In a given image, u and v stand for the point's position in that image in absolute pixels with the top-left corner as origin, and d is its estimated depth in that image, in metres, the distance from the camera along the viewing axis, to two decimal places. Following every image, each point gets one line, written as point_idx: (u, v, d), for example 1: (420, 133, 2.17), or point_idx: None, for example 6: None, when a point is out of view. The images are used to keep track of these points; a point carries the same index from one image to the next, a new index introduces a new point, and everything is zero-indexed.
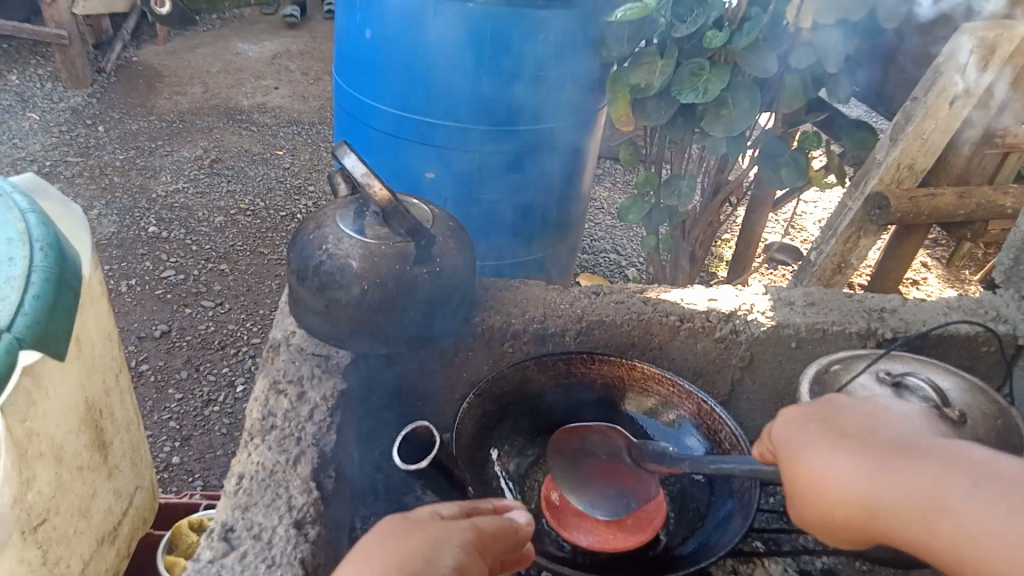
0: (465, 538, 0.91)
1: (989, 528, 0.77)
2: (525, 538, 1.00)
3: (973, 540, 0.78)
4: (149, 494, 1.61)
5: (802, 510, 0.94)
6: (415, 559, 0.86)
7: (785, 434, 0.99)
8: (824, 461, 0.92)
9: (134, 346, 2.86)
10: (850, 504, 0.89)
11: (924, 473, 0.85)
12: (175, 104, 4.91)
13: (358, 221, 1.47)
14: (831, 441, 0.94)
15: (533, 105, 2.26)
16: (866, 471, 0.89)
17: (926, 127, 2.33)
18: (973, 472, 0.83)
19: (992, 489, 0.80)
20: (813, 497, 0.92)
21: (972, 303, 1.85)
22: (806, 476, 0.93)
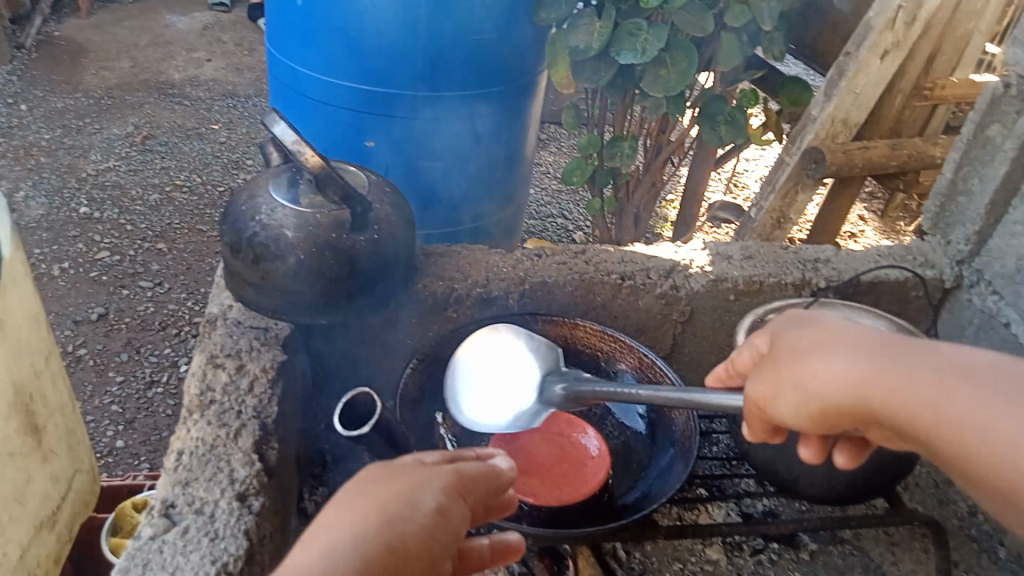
0: (448, 482, 0.91)
1: (987, 394, 0.77)
2: (508, 484, 1.00)
3: (969, 405, 0.78)
4: (89, 477, 1.58)
5: (790, 384, 0.93)
6: (397, 502, 0.84)
7: (790, 328, 1.00)
8: (827, 344, 0.93)
9: (71, 330, 2.77)
10: (845, 375, 0.88)
11: (926, 351, 0.86)
12: (102, 79, 4.72)
13: (292, 190, 1.44)
14: (835, 331, 0.95)
15: (472, 68, 2.23)
16: (869, 351, 0.89)
17: (858, 82, 2.38)
18: (973, 353, 0.84)
19: (994, 364, 0.80)
20: (810, 371, 0.91)
21: (901, 251, 1.91)
22: (805, 354, 0.93)
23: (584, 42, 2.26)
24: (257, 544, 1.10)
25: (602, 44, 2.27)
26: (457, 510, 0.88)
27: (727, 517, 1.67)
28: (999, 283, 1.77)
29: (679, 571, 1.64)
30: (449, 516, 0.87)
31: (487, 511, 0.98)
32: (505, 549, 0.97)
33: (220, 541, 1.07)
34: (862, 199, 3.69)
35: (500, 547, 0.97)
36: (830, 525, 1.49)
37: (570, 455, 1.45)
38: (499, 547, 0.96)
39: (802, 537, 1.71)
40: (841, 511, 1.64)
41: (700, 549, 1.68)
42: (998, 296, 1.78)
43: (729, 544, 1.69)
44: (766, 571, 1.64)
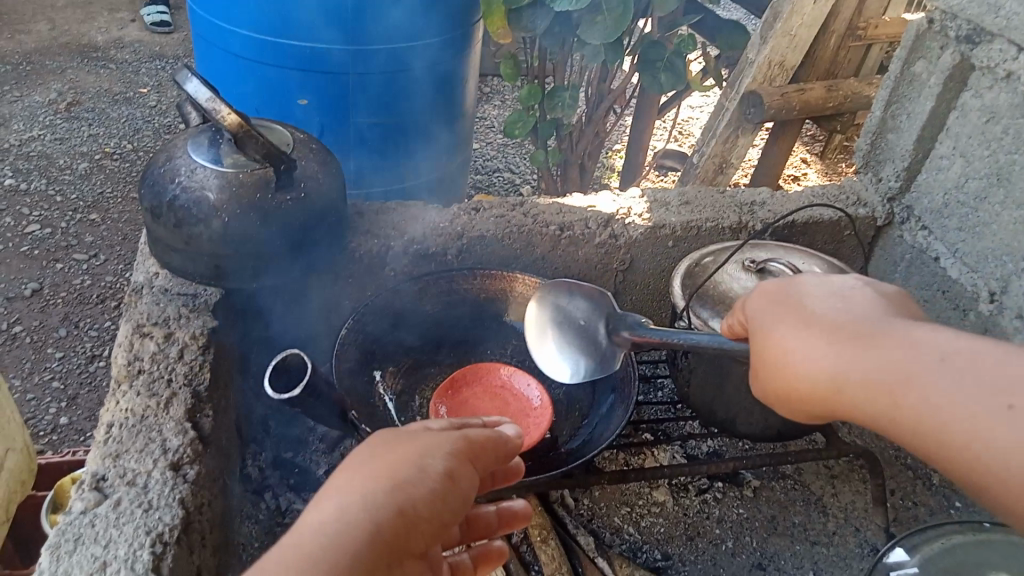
0: (457, 447, 0.89)
1: (959, 412, 0.73)
2: (517, 453, 0.97)
3: (943, 422, 0.75)
4: (23, 455, 1.53)
5: (769, 391, 0.91)
6: (406, 468, 0.82)
7: (758, 314, 0.95)
8: (794, 342, 0.88)
9: (3, 308, 2.67)
10: (817, 385, 0.85)
11: (896, 352, 0.80)
12: (19, 43, 4.48)
13: (213, 150, 1.38)
14: (801, 321, 0.89)
15: (406, 21, 2.16)
16: (835, 351, 0.84)
17: (793, 24, 2.37)
18: (945, 347, 0.78)
19: (968, 366, 0.75)
20: (786, 374, 0.88)
21: (835, 191, 1.94)
22: (776, 357, 0.89)
23: None
24: (193, 512, 1.09)
25: None
26: (465, 477, 0.86)
27: (672, 459, 1.70)
28: (928, 219, 1.81)
29: (627, 515, 1.67)
30: (457, 482, 0.85)
31: (495, 479, 1.03)
32: (512, 517, 1.02)
33: (154, 511, 1.05)
34: (803, 142, 3.74)
35: (507, 514, 1.02)
36: (770, 461, 1.52)
37: (518, 406, 1.47)
38: (506, 515, 1.02)
39: (746, 474, 1.76)
40: (781, 448, 1.69)
41: (648, 492, 1.71)
42: (926, 232, 1.82)
43: (675, 485, 1.73)
44: (712, 509, 1.69)
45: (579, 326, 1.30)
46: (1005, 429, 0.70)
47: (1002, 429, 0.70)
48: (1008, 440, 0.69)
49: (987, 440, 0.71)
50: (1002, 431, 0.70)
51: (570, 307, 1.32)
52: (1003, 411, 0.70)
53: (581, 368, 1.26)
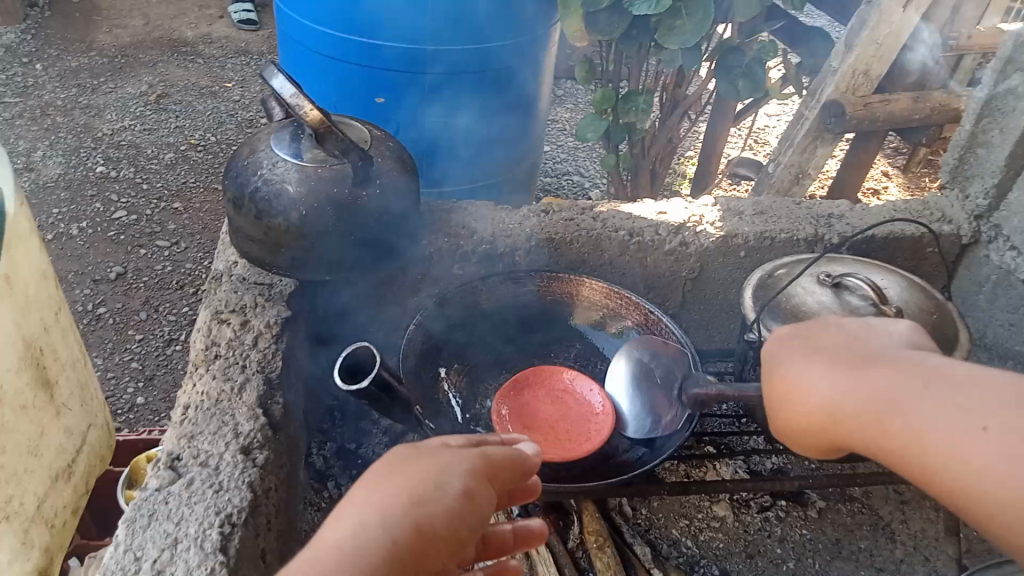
0: (475, 464, 0.90)
1: (940, 435, 0.80)
2: (535, 470, 0.98)
3: (927, 444, 0.81)
4: (103, 431, 1.61)
5: (778, 424, 0.99)
6: (423, 485, 0.84)
7: (771, 352, 1.04)
8: (798, 375, 0.97)
9: (90, 289, 2.80)
10: (817, 414, 0.93)
11: (888, 381, 0.88)
12: (116, 37, 4.70)
13: (294, 144, 1.43)
14: (808, 357, 0.98)
15: (481, 25, 2.18)
16: (833, 382, 0.93)
17: (881, 31, 2.29)
18: (930, 379, 0.86)
19: (949, 394, 0.82)
20: (791, 405, 0.96)
21: (918, 207, 1.88)
22: (782, 388, 0.98)
23: None
24: (261, 496, 1.12)
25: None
26: (484, 495, 0.87)
27: (735, 474, 1.67)
28: (1018, 239, 1.73)
29: (685, 527, 1.64)
30: (475, 499, 0.86)
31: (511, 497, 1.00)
32: (528, 535, 0.97)
33: (224, 492, 1.09)
34: (886, 154, 3.61)
35: (523, 533, 0.97)
36: (838, 482, 1.48)
37: (580, 411, 1.44)
38: (522, 533, 0.97)
39: (810, 494, 1.71)
40: (850, 469, 1.64)
41: (708, 506, 1.68)
42: (1015, 252, 1.74)
43: (736, 501, 1.69)
44: (774, 528, 1.65)
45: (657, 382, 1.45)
46: (977, 447, 0.76)
47: (977, 449, 0.76)
48: (981, 458, 0.76)
49: (963, 459, 0.77)
50: (975, 450, 0.76)
51: (652, 363, 1.47)
52: (976, 431, 0.77)
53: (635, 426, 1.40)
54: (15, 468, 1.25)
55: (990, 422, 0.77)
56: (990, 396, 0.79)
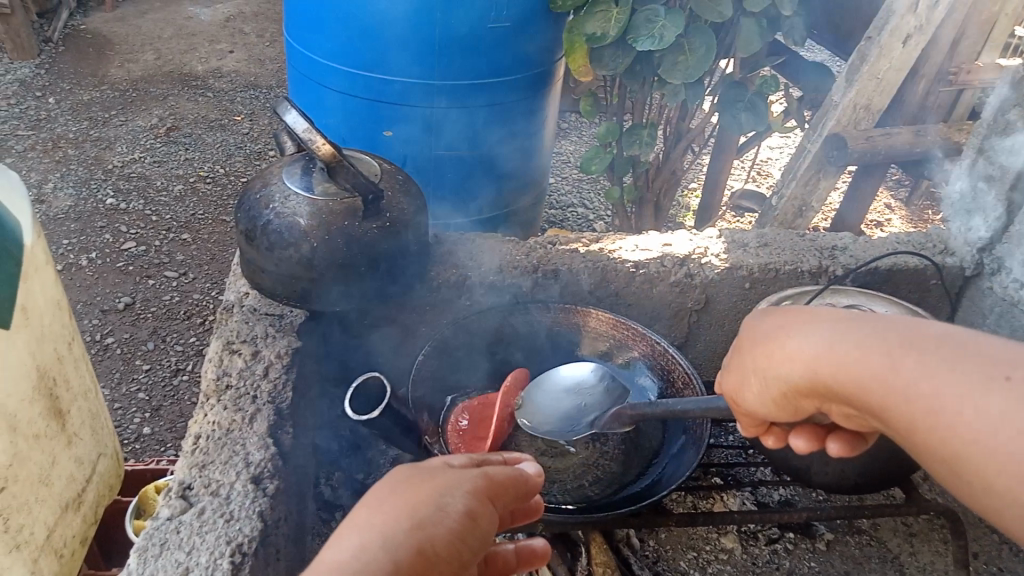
0: (476, 485, 0.90)
1: (954, 381, 0.75)
2: (535, 489, 0.98)
3: (937, 388, 0.76)
4: (113, 461, 1.62)
5: (759, 367, 0.93)
6: (425, 506, 0.84)
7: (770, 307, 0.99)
8: (798, 322, 0.91)
9: (98, 319, 2.83)
10: (812, 353, 0.87)
11: (897, 328, 0.83)
12: (127, 72, 4.78)
13: (306, 178, 1.46)
14: (812, 309, 0.93)
15: (494, 53, 2.22)
16: (838, 326, 0.87)
17: (880, 67, 2.34)
18: (943, 331, 0.81)
19: (966, 345, 0.77)
20: (782, 346, 0.90)
21: (921, 239, 1.89)
22: (777, 332, 0.92)
23: (601, 29, 2.26)
24: (271, 525, 1.13)
25: (619, 31, 2.25)
26: (486, 516, 0.87)
27: (742, 506, 1.67)
28: (1020, 271, 1.74)
29: (693, 560, 1.64)
30: (478, 520, 0.86)
31: (513, 517, 1.00)
32: (530, 555, 0.97)
33: (235, 522, 1.09)
34: (889, 187, 3.64)
35: (525, 553, 0.97)
36: (845, 513, 1.47)
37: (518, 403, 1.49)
38: (524, 554, 0.96)
39: (819, 527, 1.70)
40: (857, 501, 1.63)
41: (716, 538, 1.68)
42: (1018, 284, 1.75)
43: (744, 533, 1.69)
44: (782, 560, 1.64)
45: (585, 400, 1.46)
46: (999, 393, 0.71)
47: (995, 397, 0.72)
48: (999, 406, 0.71)
49: (979, 407, 0.72)
50: (995, 397, 0.71)
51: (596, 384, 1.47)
52: (995, 380, 0.72)
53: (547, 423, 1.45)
54: (26, 497, 1.26)
55: (1012, 373, 0.72)
56: (1014, 351, 0.74)
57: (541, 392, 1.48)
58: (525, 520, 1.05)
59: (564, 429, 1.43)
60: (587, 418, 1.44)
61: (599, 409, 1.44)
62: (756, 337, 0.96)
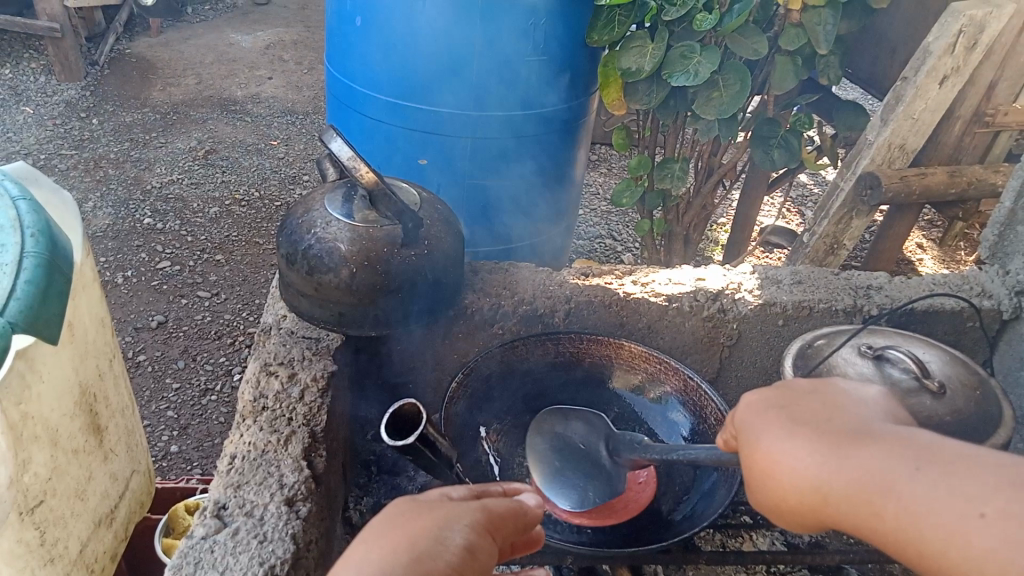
0: (476, 518, 0.90)
1: (939, 521, 0.75)
2: (535, 520, 0.99)
3: (924, 526, 0.76)
4: (145, 478, 1.63)
5: (759, 498, 0.91)
6: (423, 540, 0.84)
7: (748, 418, 0.95)
8: (781, 445, 0.88)
9: (132, 337, 2.87)
10: (803, 495, 0.85)
11: (876, 459, 0.82)
12: (169, 96, 4.90)
13: (347, 205, 1.49)
14: (791, 427, 0.89)
15: (523, 91, 2.25)
16: (821, 457, 0.85)
17: (916, 107, 2.32)
18: (922, 457, 0.80)
19: (945, 473, 0.77)
20: (772, 480, 0.88)
21: (957, 280, 1.88)
22: (765, 464, 0.89)
23: (636, 63, 2.27)
24: (304, 548, 1.13)
25: (654, 67, 2.27)
26: (486, 548, 0.88)
27: (772, 546, 1.65)
28: None
29: None
30: (476, 554, 0.86)
31: (514, 547, 1.00)
32: None
33: (268, 543, 1.10)
34: (921, 227, 3.61)
35: None
36: (878, 557, 1.46)
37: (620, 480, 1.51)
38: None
39: (849, 569, 1.67)
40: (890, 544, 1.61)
41: None
42: None
43: (773, 574, 1.66)
44: None
45: (577, 451, 1.44)
46: (978, 535, 0.72)
47: (976, 536, 0.72)
48: (984, 545, 0.71)
49: (965, 547, 0.72)
50: (976, 537, 0.72)
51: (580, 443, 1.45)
52: (970, 517, 0.73)
53: (591, 491, 1.38)
54: (63, 511, 1.27)
55: (987, 507, 0.72)
56: (991, 478, 0.74)
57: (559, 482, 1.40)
58: (526, 550, 1.04)
59: (608, 481, 1.38)
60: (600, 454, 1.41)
61: (595, 444, 1.43)
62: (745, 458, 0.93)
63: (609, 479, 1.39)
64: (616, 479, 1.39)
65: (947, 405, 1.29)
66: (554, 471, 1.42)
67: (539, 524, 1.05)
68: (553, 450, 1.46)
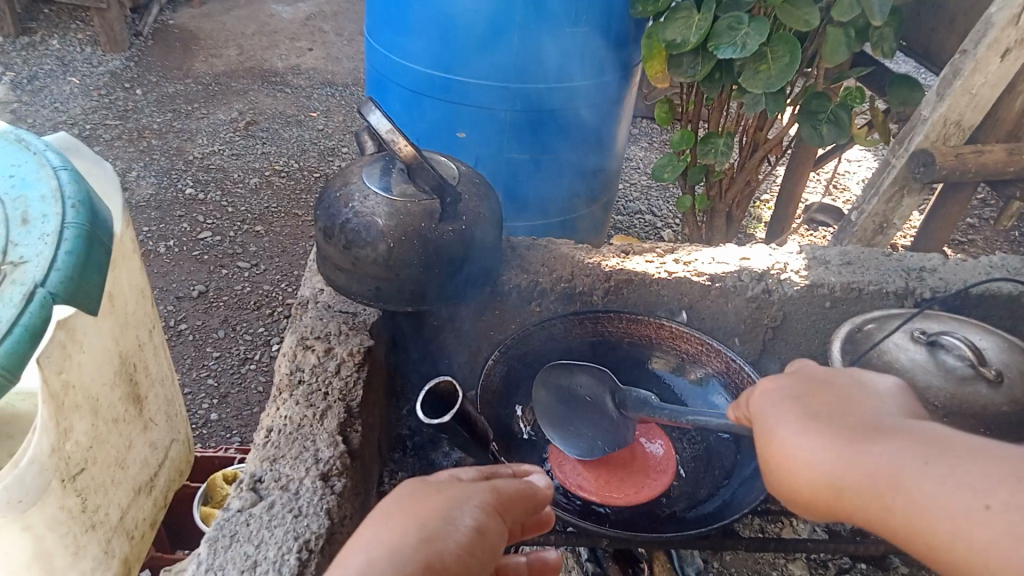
0: (487, 498, 0.89)
1: (946, 516, 0.73)
2: (546, 501, 0.98)
3: (933, 522, 0.74)
4: (184, 446, 1.65)
5: (775, 490, 0.91)
6: (434, 519, 0.83)
7: (764, 408, 0.94)
8: (794, 437, 0.88)
9: (173, 306, 2.91)
10: (816, 490, 0.84)
11: (886, 454, 0.81)
12: (211, 66, 4.93)
13: (385, 178, 1.47)
14: (804, 420, 0.89)
15: (560, 61, 2.19)
16: (831, 452, 0.84)
17: (975, 81, 2.22)
18: (931, 450, 0.78)
19: (954, 468, 0.75)
20: (785, 473, 0.87)
21: (1016, 263, 1.79)
22: (778, 457, 0.89)
23: (681, 35, 2.20)
24: (338, 523, 1.13)
25: (701, 38, 2.19)
26: (497, 529, 0.86)
27: (812, 533, 1.62)
28: None
29: None
30: (486, 534, 0.85)
31: (524, 529, 0.99)
32: (542, 566, 0.99)
33: (303, 518, 1.10)
34: (975, 206, 3.48)
35: (537, 564, 0.99)
36: None
37: (647, 462, 1.42)
38: (536, 564, 0.99)
39: (892, 559, 1.63)
40: None
41: (783, 564, 1.61)
42: None
43: (813, 562, 1.62)
44: None
45: (584, 403, 1.43)
46: (983, 530, 0.70)
47: (981, 531, 0.70)
48: (989, 541, 0.69)
49: (970, 542, 0.71)
50: (980, 532, 0.70)
51: (588, 395, 1.44)
52: (978, 511, 0.71)
53: (598, 440, 1.37)
54: (104, 479, 1.29)
55: (994, 501, 0.71)
56: (998, 471, 0.72)
57: (566, 433, 1.39)
58: (536, 531, 1.03)
59: (615, 429, 1.37)
60: (609, 405, 1.41)
61: (605, 396, 1.43)
62: (760, 449, 0.93)
63: (619, 430, 1.37)
64: (626, 429, 1.38)
65: (1004, 395, 1.24)
66: (561, 421, 1.41)
67: (548, 506, 1.04)
68: (559, 401, 1.44)
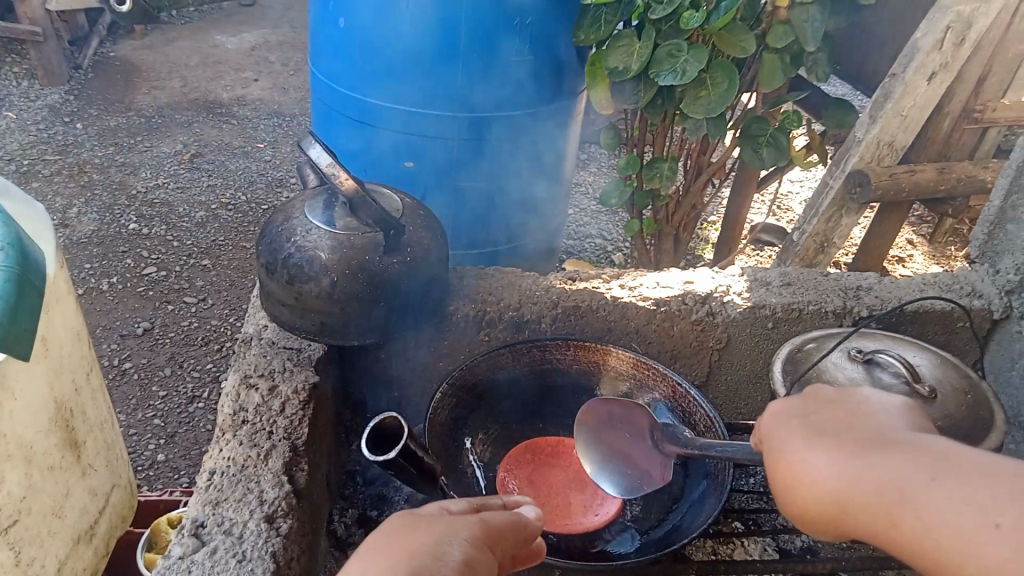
0: (475, 532, 0.88)
1: (954, 531, 0.75)
2: (536, 534, 0.97)
3: (942, 538, 0.76)
4: (126, 491, 1.60)
5: (784, 509, 0.92)
6: (423, 554, 0.82)
7: (773, 428, 0.97)
8: (804, 453, 0.90)
9: (117, 344, 2.83)
10: (824, 505, 0.86)
11: (893, 469, 0.82)
12: (154, 99, 4.86)
13: (328, 212, 1.46)
14: (812, 438, 0.91)
15: (512, 89, 2.23)
16: (840, 468, 0.86)
17: (905, 104, 2.30)
18: (938, 466, 0.80)
19: (959, 483, 0.77)
20: (794, 490, 0.89)
21: (947, 279, 1.86)
22: (787, 474, 0.90)
23: (623, 63, 2.25)
24: (284, 566, 1.11)
25: (642, 66, 2.24)
26: (485, 563, 0.85)
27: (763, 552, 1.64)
28: None
29: None
30: (476, 568, 0.83)
31: (517, 562, 0.97)
32: None
33: (247, 562, 1.08)
34: (910, 223, 3.61)
35: None
36: (869, 563, 1.44)
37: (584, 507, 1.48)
38: None
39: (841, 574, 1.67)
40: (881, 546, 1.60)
41: None
42: None
43: None
44: None
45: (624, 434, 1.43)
46: (992, 546, 0.72)
47: (988, 548, 0.72)
48: (998, 556, 0.71)
49: (978, 560, 0.72)
50: (989, 547, 0.72)
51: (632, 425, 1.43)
52: (986, 527, 0.73)
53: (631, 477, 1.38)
54: (38, 530, 1.24)
55: (1003, 518, 0.72)
56: (1004, 489, 0.74)
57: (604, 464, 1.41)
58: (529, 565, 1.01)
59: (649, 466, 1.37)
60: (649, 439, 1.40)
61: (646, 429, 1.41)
62: (770, 467, 0.95)
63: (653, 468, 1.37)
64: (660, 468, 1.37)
65: (938, 410, 1.28)
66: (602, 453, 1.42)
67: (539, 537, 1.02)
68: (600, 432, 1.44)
